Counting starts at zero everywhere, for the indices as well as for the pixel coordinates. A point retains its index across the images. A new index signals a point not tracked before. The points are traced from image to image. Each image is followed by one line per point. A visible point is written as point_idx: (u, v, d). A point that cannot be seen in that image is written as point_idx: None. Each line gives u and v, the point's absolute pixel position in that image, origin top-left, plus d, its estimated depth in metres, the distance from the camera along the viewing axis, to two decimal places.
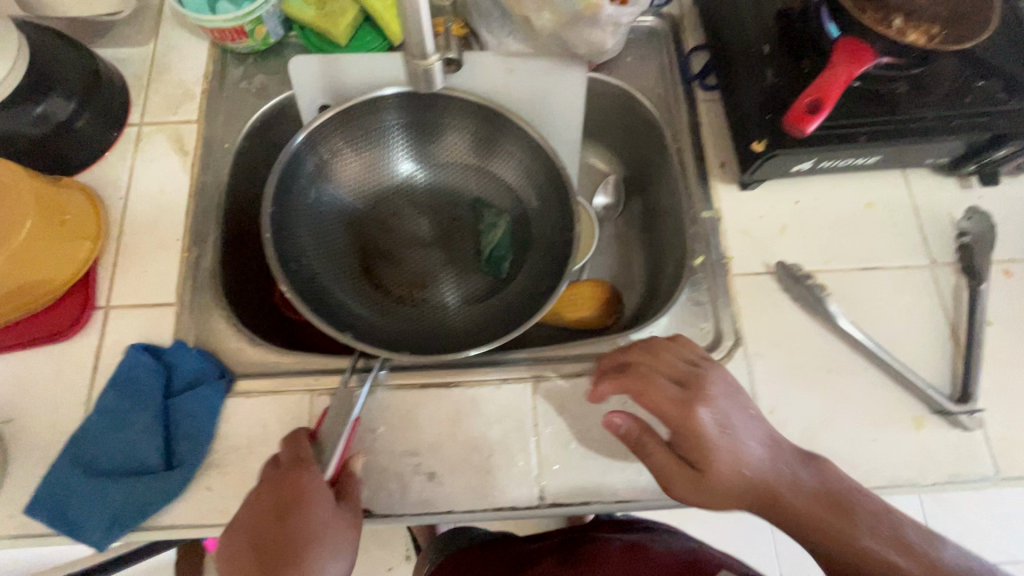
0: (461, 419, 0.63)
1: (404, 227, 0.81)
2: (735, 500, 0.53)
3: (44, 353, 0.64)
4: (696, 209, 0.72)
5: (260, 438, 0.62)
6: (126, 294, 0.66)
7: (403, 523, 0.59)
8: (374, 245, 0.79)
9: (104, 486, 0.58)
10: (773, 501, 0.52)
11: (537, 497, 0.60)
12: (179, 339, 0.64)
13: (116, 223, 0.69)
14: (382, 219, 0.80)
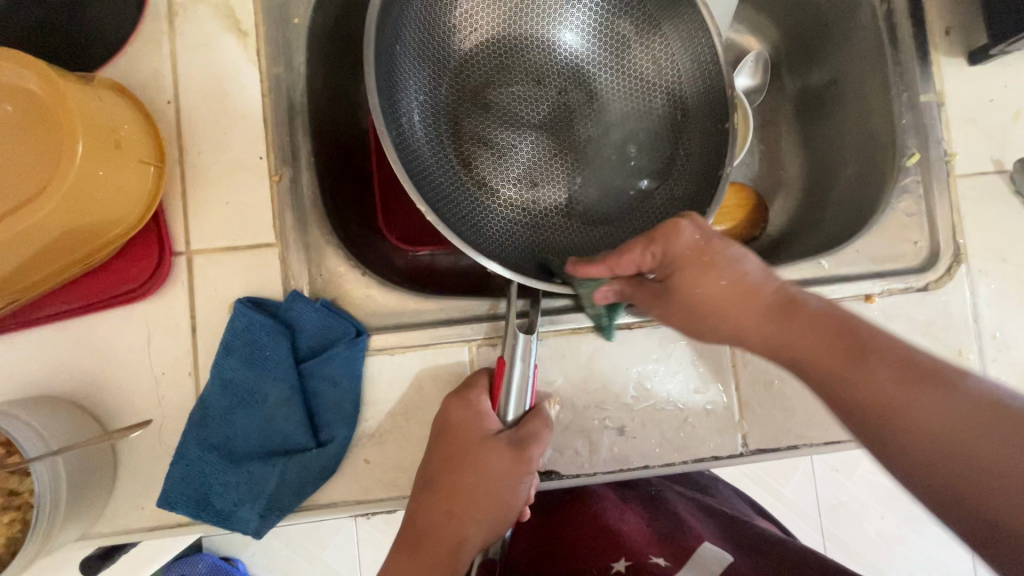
0: (649, 364, 0.53)
1: (512, 102, 0.59)
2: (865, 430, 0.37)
3: (122, 317, 0.51)
4: (913, 90, 0.58)
5: (417, 401, 0.52)
6: (211, 233, 0.52)
7: (594, 481, 0.53)
8: (474, 127, 0.58)
9: (250, 470, 0.48)
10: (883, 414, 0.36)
11: (740, 445, 0.53)
12: (295, 290, 0.52)
13: (172, 137, 0.52)
14: (484, 85, 0.59)
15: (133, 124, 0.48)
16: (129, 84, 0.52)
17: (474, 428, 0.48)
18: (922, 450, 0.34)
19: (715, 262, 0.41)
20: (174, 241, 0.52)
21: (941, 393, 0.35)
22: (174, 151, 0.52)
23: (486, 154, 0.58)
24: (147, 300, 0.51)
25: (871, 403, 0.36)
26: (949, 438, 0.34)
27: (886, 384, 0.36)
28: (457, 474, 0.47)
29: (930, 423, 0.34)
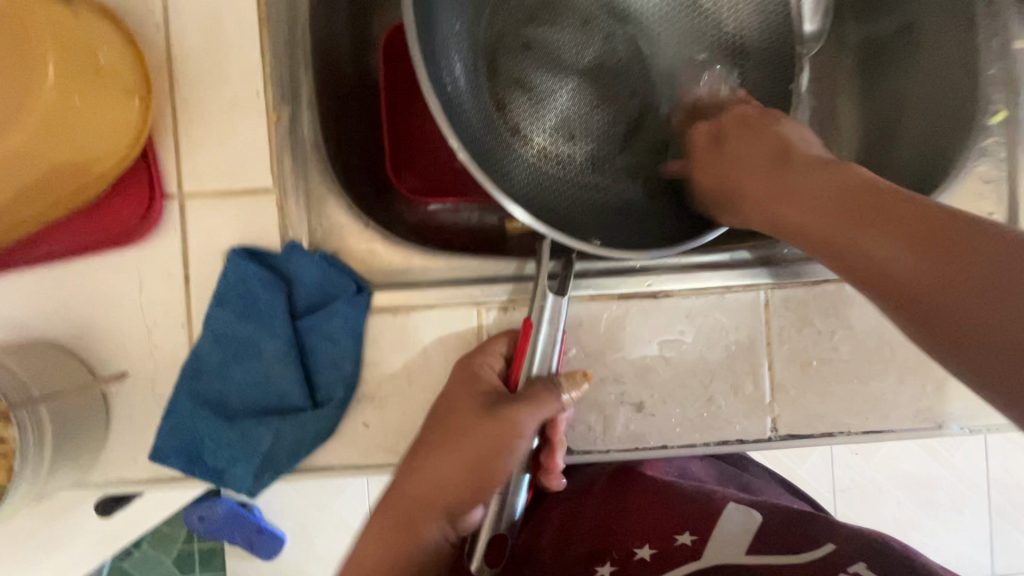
0: (673, 338, 0.49)
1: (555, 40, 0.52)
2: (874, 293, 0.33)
3: (112, 262, 0.48)
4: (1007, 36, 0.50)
5: (419, 365, 0.48)
6: (205, 175, 0.48)
7: (607, 459, 0.49)
8: (513, 68, 0.52)
9: (244, 428, 0.46)
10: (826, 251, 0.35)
11: (769, 429, 0.49)
12: (293, 240, 0.48)
13: (162, 67, 0.47)
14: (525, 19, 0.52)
15: (118, 49, 0.43)
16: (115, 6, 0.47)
17: (474, 386, 0.44)
18: (939, 304, 0.29)
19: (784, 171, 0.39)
20: (166, 183, 0.48)
21: (950, 253, 0.30)
22: (164, 83, 0.47)
23: (523, 99, 0.52)
24: (138, 245, 0.48)
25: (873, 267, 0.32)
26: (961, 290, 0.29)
27: (907, 251, 0.31)
28: (439, 443, 0.43)
29: (958, 291, 0.29)
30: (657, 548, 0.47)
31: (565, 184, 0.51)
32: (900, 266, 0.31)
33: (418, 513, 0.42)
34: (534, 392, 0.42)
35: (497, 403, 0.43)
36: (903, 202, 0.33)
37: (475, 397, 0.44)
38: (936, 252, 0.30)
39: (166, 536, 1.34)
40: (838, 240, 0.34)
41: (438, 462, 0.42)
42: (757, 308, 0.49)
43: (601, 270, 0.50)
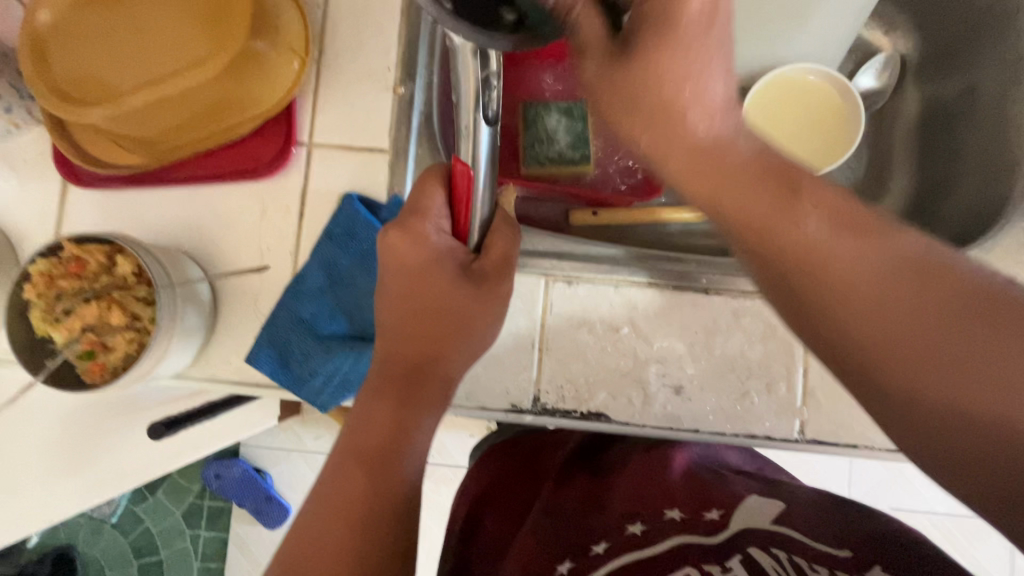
0: (718, 331, 0.54)
1: None
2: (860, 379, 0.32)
3: (244, 190, 0.56)
4: None
5: None
6: (334, 130, 0.56)
7: (641, 433, 0.54)
8: None
9: (328, 347, 0.53)
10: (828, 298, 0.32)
11: (796, 431, 0.53)
12: (397, 194, 0.55)
13: (317, 37, 0.57)
14: None
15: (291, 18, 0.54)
16: None
17: (421, 247, 0.42)
18: (929, 417, 0.30)
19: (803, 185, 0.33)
20: (299, 132, 0.56)
21: (961, 355, 0.29)
22: (316, 50, 0.56)
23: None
24: (267, 180, 0.56)
25: (875, 334, 0.31)
26: (948, 372, 0.29)
27: (912, 318, 0.30)
28: (411, 327, 0.44)
29: (962, 380, 0.29)
30: (687, 513, 0.47)
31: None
32: (894, 349, 0.30)
33: (353, 505, 0.40)
34: (498, 244, 0.44)
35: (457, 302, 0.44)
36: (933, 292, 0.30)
37: (432, 267, 0.43)
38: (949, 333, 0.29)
39: (179, 489, 1.38)
40: (841, 288, 0.31)
41: (411, 343, 0.44)
42: None
43: (655, 261, 0.56)
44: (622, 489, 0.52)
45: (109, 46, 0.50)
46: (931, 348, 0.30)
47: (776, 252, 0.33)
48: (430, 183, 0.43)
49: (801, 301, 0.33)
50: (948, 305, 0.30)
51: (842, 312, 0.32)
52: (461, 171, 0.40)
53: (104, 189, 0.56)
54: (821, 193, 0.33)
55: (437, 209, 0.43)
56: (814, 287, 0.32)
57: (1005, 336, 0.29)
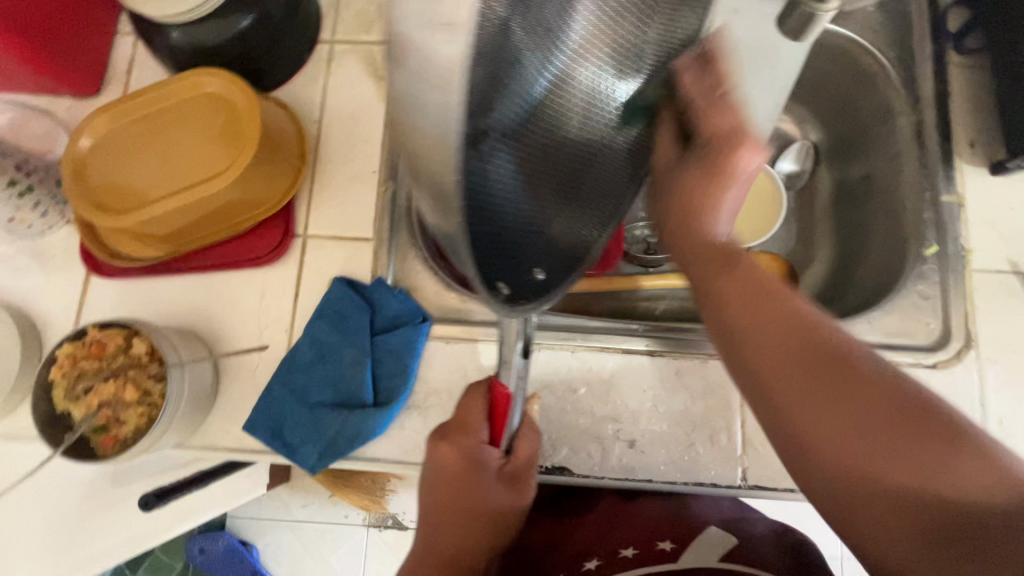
0: (663, 388, 0.61)
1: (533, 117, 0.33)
2: (798, 468, 0.37)
3: (246, 276, 0.64)
4: (936, 189, 0.65)
5: (459, 383, 0.62)
6: (325, 223, 0.65)
7: (601, 484, 0.59)
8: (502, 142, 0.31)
9: (318, 415, 0.59)
10: (747, 365, 0.38)
11: (739, 478, 0.59)
12: (380, 277, 0.64)
13: (312, 147, 0.67)
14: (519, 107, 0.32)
15: (291, 133, 0.65)
16: (289, 102, 0.68)
17: (469, 474, 0.50)
18: (843, 491, 0.35)
19: (731, 261, 0.41)
20: (296, 226, 0.65)
21: (865, 431, 0.35)
22: (311, 157, 0.67)
23: (477, 81, 0.27)
24: (266, 267, 0.64)
25: (793, 430, 0.36)
26: (860, 442, 0.34)
27: (826, 420, 0.35)
28: (454, 511, 0.51)
29: (845, 443, 0.35)
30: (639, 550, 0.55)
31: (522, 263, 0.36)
32: (792, 393, 0.36)
33: None
34: (523, 451, 0.52)
35: (500, 491, 0.51)
36: (830, 362, 0.36)
37: (477, 470, 0.50)
38: (839, 402, 0.35)
39: (163, 568, 1.36)
40: (756, 345, 0.38)
41: (456, 523, 0.51)
42: None
43: (607, 329, 0.63)
44: (593, 523, 0.60)
45: (141, 163, 0.60)
46: (851, 433, 0.35)
47: (720, 316, 0.40)
48: (475, 408, 0.51)
49: (737, 348, 0.39)
50: (845, 403, 0.35)
51: (774, 398, 0.37)
52: (501, 392, 0.48)
53: (123, 279, 0.64)
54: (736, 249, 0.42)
55: (478, 426, 0.50)
56: (727, 331, 0.40)
57: (867, 409, 0.35)
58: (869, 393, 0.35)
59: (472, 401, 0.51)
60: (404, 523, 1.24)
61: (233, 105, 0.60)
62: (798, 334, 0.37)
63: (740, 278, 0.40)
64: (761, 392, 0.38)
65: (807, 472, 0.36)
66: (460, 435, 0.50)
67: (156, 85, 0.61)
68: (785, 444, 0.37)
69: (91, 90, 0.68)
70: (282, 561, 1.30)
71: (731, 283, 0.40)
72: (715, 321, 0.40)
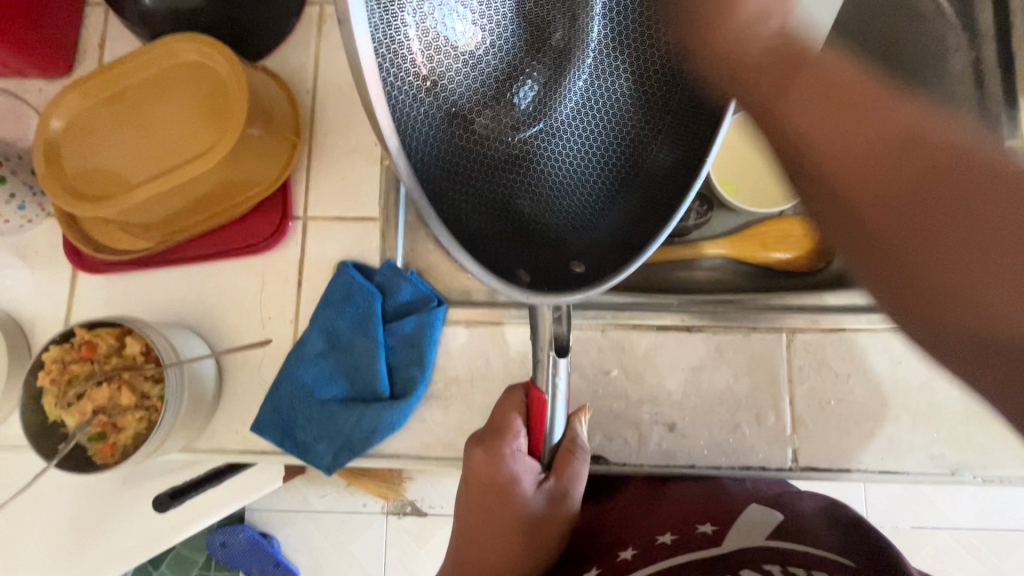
0: (703, 368, 0.56)
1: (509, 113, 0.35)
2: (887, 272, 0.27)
3: (244, 266, 0.59)
4: (998, 134, 0.58)
5: (481, 370, 0.57)
6: (326, 204, 0.60)
7: (640, 472, 0.55)
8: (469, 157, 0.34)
9: (330, 410, 0.55)
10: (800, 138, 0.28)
11: (789, 459, 0.54)
12: (389, 259, 0.58)
13: (308, 121, 0.61)
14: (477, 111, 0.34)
15: (281, 105, 0.58)
16: (279, 72, 0.62)
17: (506, 491, 0.46)
18: (953, 300, 0.25)
19: (807, 66, 0.28)
20: (294, 208, 0.60)
21: (980, 226, 0.25)
22: (307, 131, 0.61)
23: (411, 124, 0.32)
24: (265, 254, 0.59)
25: (875, 210, 0.26)
26: (973, 277, 0.25)
27: (907, 198, 0.26)
28: (487, 520, 0.48)
29: (986, 300, 0.25)
30: (681, 534, 0.46)
31: (570, 238, 0.35)
32: (921, 252, 0.25)
33: None
34: (566, 469, 0.47)
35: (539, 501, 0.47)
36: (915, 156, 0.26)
37: (512, 482, 0.46)
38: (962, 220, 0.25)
39: (185, 561, 1.35)
40: (815, 129, 0.27)
41: (490, 538, 0.47)
42: (779, 348, 0.56)
43: (638, 305, 0.58)
44: (624, 509, 0.52)
45: (119, 145, 0.54)
46: (933, 197, 0.25)
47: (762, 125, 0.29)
48: (511, 409, 0.48)
49: (795, 147, 0.28)
50: (935, 197, 0.25)
51: (847, 174, 0.26)
52: (535, 394, 0.45)
53: (110, 273, 0.59)
54: (829, 65, 0.28)
55: (516, 430, 0.47)
56: (774, 122, 0.28)
57: (967, 205, 0.25)
58: (997, 217, 0.24)
59: (507, 408, 0.48)
60: (424, 509, 1.21)
61: (216, 75, 0.54)
62: (907, 168, 0.26)
63: (815, 84, 0.27)
64: (863, 236, 0.27)
65: (942, 314, 0.26)
66: (491, 441, 0.47)
67: (130, 57, 0.55)
68: (886, 274, 0.27)
69: (62, 71, 0.62)
70: (305, 551, 1.28)
71: (764, 89, 0.29)
72: (812, 185, 0.28)
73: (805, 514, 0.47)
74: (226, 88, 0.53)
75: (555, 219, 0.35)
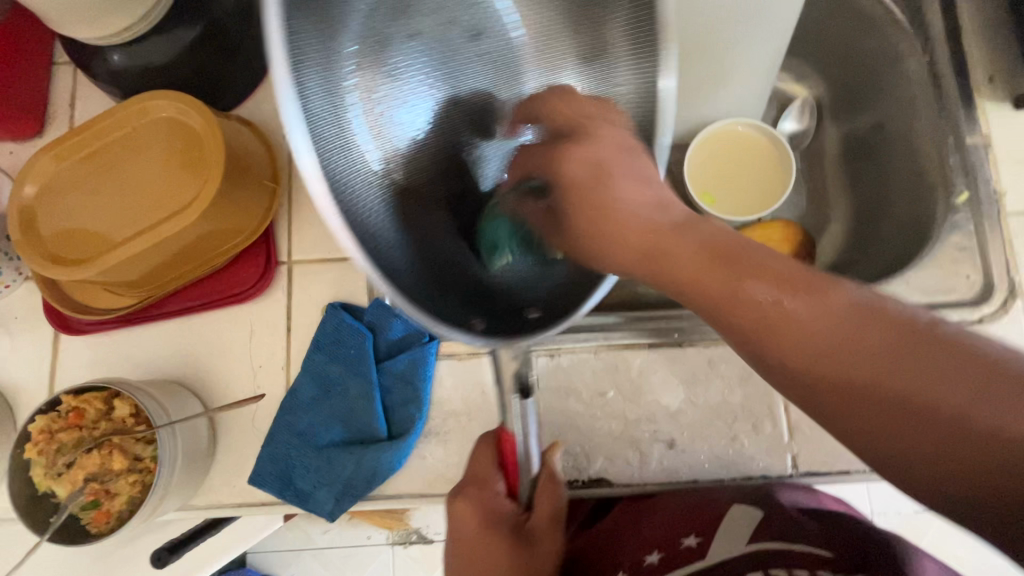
0: (697, 381, 0.56)
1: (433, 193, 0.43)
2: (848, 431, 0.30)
3: (231, 315, 0.59)
4: (958, 132, 0.61)
5: (477, 402, 0.57)
6: (310, 246, 0.60)
7: (644, 491, 0.55)
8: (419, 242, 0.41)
9: (329, 456, 0.54)
10: (751, 337, 0.31)
11: (789, 466, 0.55)
12: (378, 297, 0.58)
13: (286, 166, 0.61)
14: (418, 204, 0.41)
15: (259, 153, 0.58)
16: (254, 119, 0.62)
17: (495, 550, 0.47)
18: (914, 443, 0.27)
19: (689, 222, 0.34)
20: (278, 252, 0.60)
21: (916, 367, 0.27)
22: (286, 175, 0.61)
23: (373, 227, 0.37)
24: (252, 302, 0.59)
25: (830, 368, 0.29)
26: (921, 409, 0.27)
27: (850, 351, 0.29)
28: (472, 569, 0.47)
29: (912, 446, 0.28)
30: (665, 550, 0.48)
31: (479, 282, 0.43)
32: (868, 404, 0.28)
33: None
34: (545, 506, 0.48)
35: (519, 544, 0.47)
36: (853, 327, 0.29)
37: (491, 527, 0.48)
38: (899, 360, 0.27)
39: None
40: (746, 298, 0.31)
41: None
42: None
43: (629, 323, 0.58)
44: (620, 525, 0.54)
45: (96, 205, 0.54)
46: (896, 347, 0.28)
47: (703, 303, 0.33)
48: (485, 460, 0.49)
49: (756, 349, 0.32)
50: (869, 345, 0.28)
51: (812, 354, 0.29)
52: (508, 441, 0.48)
53: (94, 333, 0.58)
54: (765, 258, 0.32)
55: (492, 477, 0.49)
56: (712, 311, 0.33)
57: (911, 354, 0.27)
58: (943, 365, 0.27)
59: (478, 457, 0.50)
60: (431, 536, 1.19)
61: (190, 129, 0.54)
62: (847, 336, 0.29)
63: (723, 276, 0.32)
64: (836, 398, 0.29)
65: (894, 457, 0.29)
66: (476, 489, 0.48)
67: (102, 117, 0.54)
68: (840, 422, 0.30)
69: (32, 133, 0.62)
70: None
71: (685, 254, 0.33)
72: (769, 359, 0.31)
73: (784, 509, 0.48)
74: (202, 141, 0.53)
75: (414, 268, 0.39)
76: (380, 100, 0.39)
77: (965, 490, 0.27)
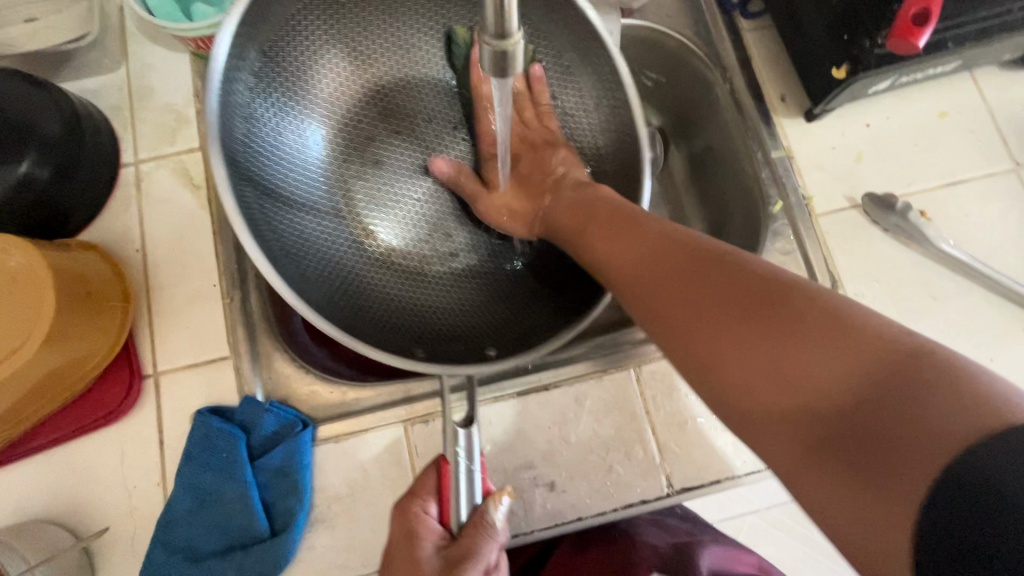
0: (568, 419, 0.59)
1: (418, 234, 0.55)
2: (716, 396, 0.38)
3: (100, 439, 0.58)
4: (765, 148, 0.67)
5: (360, 480, 0.57)
6: (175, 354, 0.60)
7: (534, 538, 0.56)
8: (412, 268, 0.54)
9: (212, 566, 0.53)
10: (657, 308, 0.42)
11: (665, 486, 0.57)
12: (248, 394, 0.59)
13: (141, 278, 0.62)
14: (422, 232, 0.56)
15: (103, 271, 0.58)
16: (104, 239, 0.63)
17: (410, 547, 0.48)
18: (756, 418, 0.35)
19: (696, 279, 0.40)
20: (143, 365, 0.60)
21: (796, 346, 0.34)
22: (140, 288, 0.62)
23: (382, 227, 0.53)
24: (120, 421, 0.58)
25: (691, 313, 0.40)
26: (770, 382, 0.35)
27: (744, 336, 0.36)
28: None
29: (763, 425, 0.35)
30: None
31: (451, 331, 0.54)
32: (730, 351, 0.37)
33: None
34: (465, 545, 0.47)
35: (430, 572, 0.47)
36: (734, 279, 0.39)
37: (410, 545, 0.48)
38: (749, 338, 0.36)
39: None
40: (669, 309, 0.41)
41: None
42: (631, 383, 0.60)
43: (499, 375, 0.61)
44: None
45: None
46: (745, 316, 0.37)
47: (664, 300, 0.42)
48: (428, 482, 0.51)
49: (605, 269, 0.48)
50: (760, 330, 0.36)
51: (683, 310, 0.40)
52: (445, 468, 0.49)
53: None
54: (754, 266, 0.39)
55: (425, 491, 0.51)
56: (669, 320, 0.41)
57: (774, 330, 0.35)
58: (806, 344, 0.34)
59: (424, 479, 0.51)
60: None
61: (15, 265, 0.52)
62: (764, 307, 0.37)
63: (693, 270, 0.41)
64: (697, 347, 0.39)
65: (748, 422, 0.36)
66: (406, 504, 0.51)
67: None
68: (692, 358, 0.39)
69: None
70: None
71: (700, 291, 0.40)
72: (640, 298, 0.44)
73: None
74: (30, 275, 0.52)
75: (405, 316, 0.53)
76: (337, 185, 0.52)
77: (827, 469, 0.32)
